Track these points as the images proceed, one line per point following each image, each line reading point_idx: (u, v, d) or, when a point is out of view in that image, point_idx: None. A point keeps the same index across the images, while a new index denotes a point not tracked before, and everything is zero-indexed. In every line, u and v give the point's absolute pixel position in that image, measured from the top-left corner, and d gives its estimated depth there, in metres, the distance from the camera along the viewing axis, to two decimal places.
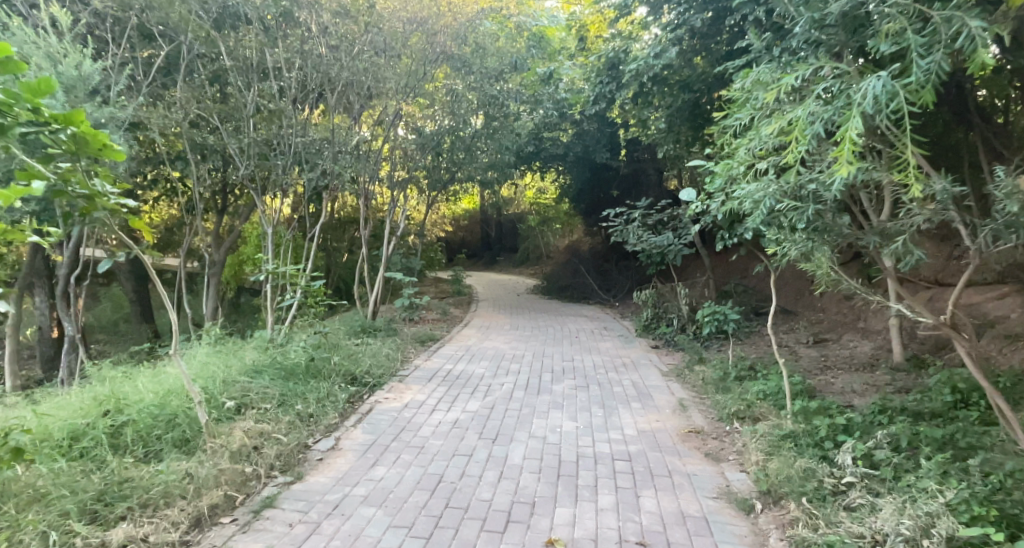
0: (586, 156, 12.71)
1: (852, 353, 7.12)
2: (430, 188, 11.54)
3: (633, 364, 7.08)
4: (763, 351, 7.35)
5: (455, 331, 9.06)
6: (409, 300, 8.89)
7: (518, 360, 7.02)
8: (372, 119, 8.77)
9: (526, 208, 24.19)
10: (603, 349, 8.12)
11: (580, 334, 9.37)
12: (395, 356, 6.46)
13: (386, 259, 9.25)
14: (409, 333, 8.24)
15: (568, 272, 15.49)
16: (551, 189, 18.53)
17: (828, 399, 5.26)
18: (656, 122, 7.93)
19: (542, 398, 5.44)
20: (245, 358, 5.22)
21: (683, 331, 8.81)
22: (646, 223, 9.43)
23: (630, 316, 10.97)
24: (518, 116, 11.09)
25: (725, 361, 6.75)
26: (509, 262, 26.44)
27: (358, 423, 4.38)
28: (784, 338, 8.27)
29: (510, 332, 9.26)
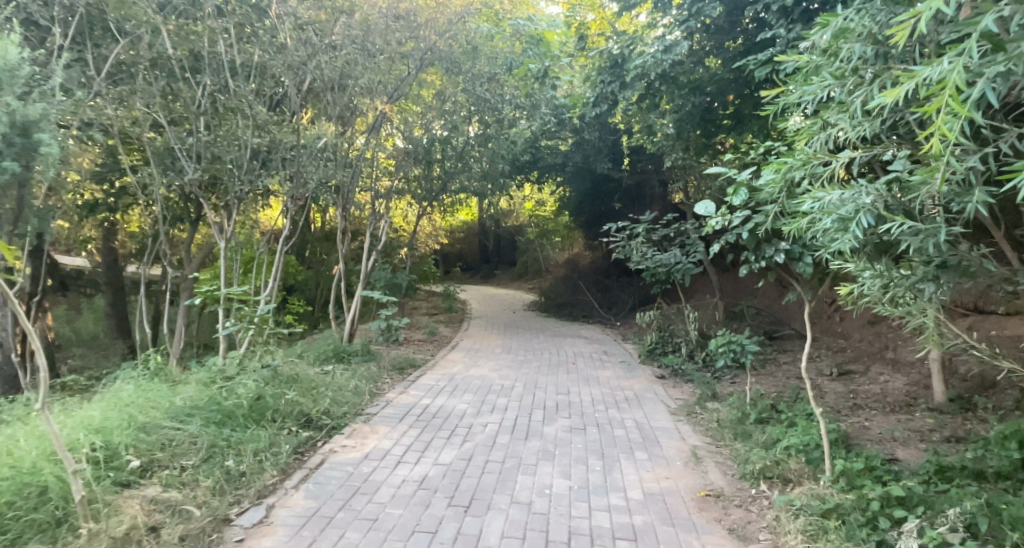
0: (587, 166, 12.02)
1: (884, 389, 6.35)
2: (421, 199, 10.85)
3: (637, 399, 6.28)
4: (783, 386, 6.57)
5: (441, 356, 8.27)
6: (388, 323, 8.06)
7: (507, 393, 6.22)
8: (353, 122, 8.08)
9: (524, 221, 23.47)
10: (603, 378, 7.33)
11: (578, 359, 8.58)
12: (364, 390, 5.67)
13: (367, 276, 8.49)
14: (388, 358, 7.46)
15: (566, 288, 14.73)
16: (549, 200, 17.83)
17: (868, 451, 4.47)
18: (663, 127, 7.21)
19: (530, 446, 4.63)
20: (181, 395, 4.43)
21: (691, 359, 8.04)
22: (651, 239, 8.70)
23: (633, 339, 10.19)
24: (514, 122, 10.43)
25: (740, 398, 5.95)
26: (507, 276, 25.67)
27: (301, 485, 3.58)
28: (804, 368, 7.49)
29: (501, 357, 8.46)
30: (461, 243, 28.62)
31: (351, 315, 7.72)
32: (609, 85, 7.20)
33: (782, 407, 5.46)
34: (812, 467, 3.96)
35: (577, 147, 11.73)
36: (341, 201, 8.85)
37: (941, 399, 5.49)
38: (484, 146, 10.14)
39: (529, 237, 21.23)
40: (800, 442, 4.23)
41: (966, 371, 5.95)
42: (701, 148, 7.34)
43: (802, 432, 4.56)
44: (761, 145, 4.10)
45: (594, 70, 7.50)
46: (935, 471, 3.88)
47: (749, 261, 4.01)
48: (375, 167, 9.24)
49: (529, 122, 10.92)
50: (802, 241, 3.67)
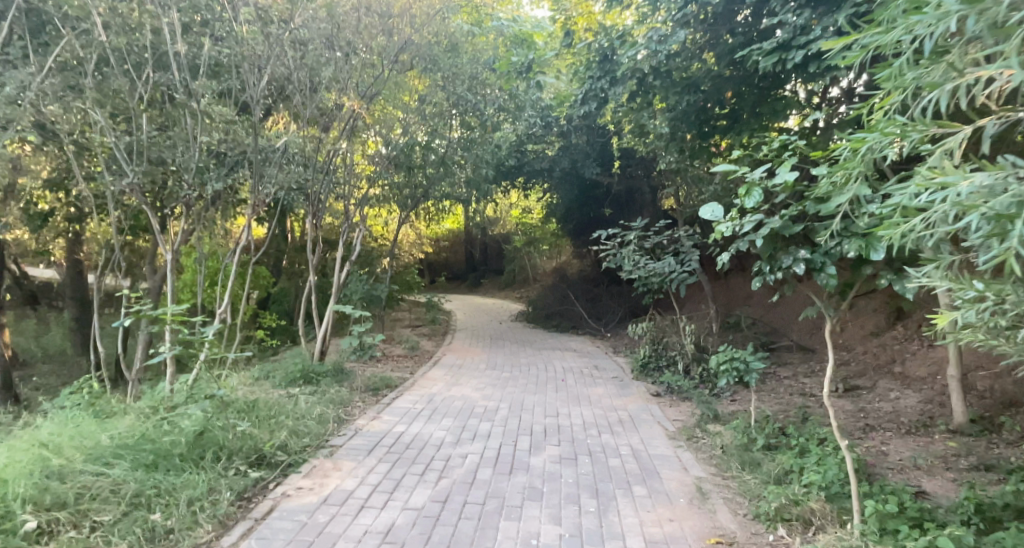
0: (575, 172, 11.56)
1: (896, 408, 5.91)
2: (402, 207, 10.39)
3: (632, 421, 5.76)
4: (788, 406, 6.11)
5: (419, 373, 7.70)
6: (360, 341, 7.42)
7: (490, 417, 5.66)
8: (325, 124, 7.59)
9: (511, 228, 22.97)
10: (594, 397, 6.80)
11: (567, 375, 8.07)
12: (330, 415, 5.11)
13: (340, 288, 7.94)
14: (362, 377, 6.90)
15: (555, 298, 14.22)
16: (537, 208, 17.35)
17: (892, 483, 4.00)
18: (656, 126, 6.78)
19: (515, 482, 4.09)
20: (114, 430, 3.87)
21: (687, 375, 7.55)
22: (643, 247, 8.21)
23: (625, 352, 9.70)
24: (498, 126, 9.97)
25: (744, 420, 5.46)
26: (495, 285, 25.10)
27: (241, 541, 3.02)
28: (808, 385, 7.05)
29: (485, 374, 7.89)
30: (448, 252, 28.07)
31: (323, 331, 7.13)
32: (597, 81, 6.76)
33: (791, 430, 4.97)
34: (835, 508, 3.47)
35: (565, 153, 11.28)
36: (311, 209, 8.31)
37: (963, 420, 5.04)
38: (468, 151, 9.68)
39: (517, 246, 20.73)
40: (821, 477, 3.73)
41: (985, 387, 5.53)
42: (696, 151, 6.90)
43: (820, 465, 4.06)
44: (773, 139, 3.60)
45: (583, 65, 7.07)
46: (976, 511, 3.38)
47: (759, 271, 3.52)
48: (350, 170, 8.72)
49: (513, 126, 10.46)
50: (823, 249, 3.18)
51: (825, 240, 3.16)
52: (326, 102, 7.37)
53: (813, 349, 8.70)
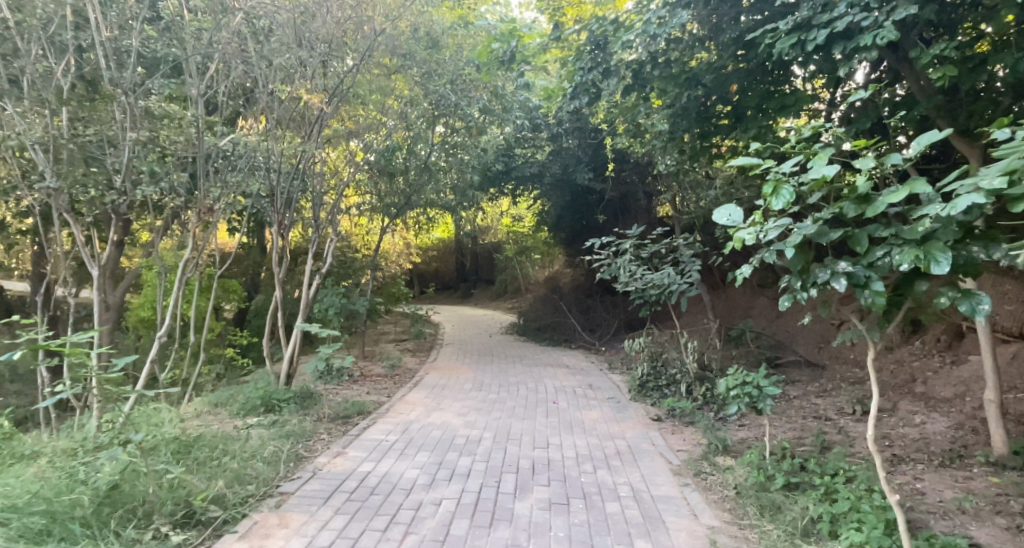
0: (566, 177, 11.01)
1: (924, 434, 5.33)
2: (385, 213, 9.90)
3: (631, 453, 5.13)
4: (804, 434, 5.52)
5: (398, 397, 7.06)
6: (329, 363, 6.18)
7: (470, 451, 5.02)
8: (296, 125, 7.08)
9: (501, 237, 22.40)
10: (588, 423, 6.16)
11: (559, 396, 7.44)
12: (285, 453, 4.47)
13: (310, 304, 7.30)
14: (333, 403, 6.26)
15: (547, 309, 13.61)
16: (527, 215, 16.79)
17: (939, 534, 3.40)
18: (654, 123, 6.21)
19: (495, 538, 3.45)
20: (8, 484, 3.21)
21: (689, 396, 6.95)
22: (640, 256, 7.61)
23: (621, 368, 9.10)
24: (484, 129, 9.41)
25: (756, 452, 4.87)
26: (485, 295, 24.47)
27: None
28: (822, 408, 6.46)
29: (470, 397, 7.24)
30: (438, 261, 27.46)
31: (290, 353, 6.51)
32: (589, 73, 6.14)
33: (812, 466, 4.38)
34: None
35: (554, 157, 10.74)
36: (281, 217, 7.70)
37: (1004, 451, 4.47)
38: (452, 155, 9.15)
39: (508, 255, 20.16)
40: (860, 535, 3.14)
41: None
42: (696, 151, 6.36)
43: (853, 517, 3.46)
44: (806, 127, 3.01)
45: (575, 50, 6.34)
46: None
47: (785, 287, 2.91)
48: (323, 175, 8.14)
49: (500, 129, 9.92)
50: (867, 260, 2.56)
51: (868, 250, 2.55)
52: (295, 101, 6.81)
53: (822, 365, 8.17)
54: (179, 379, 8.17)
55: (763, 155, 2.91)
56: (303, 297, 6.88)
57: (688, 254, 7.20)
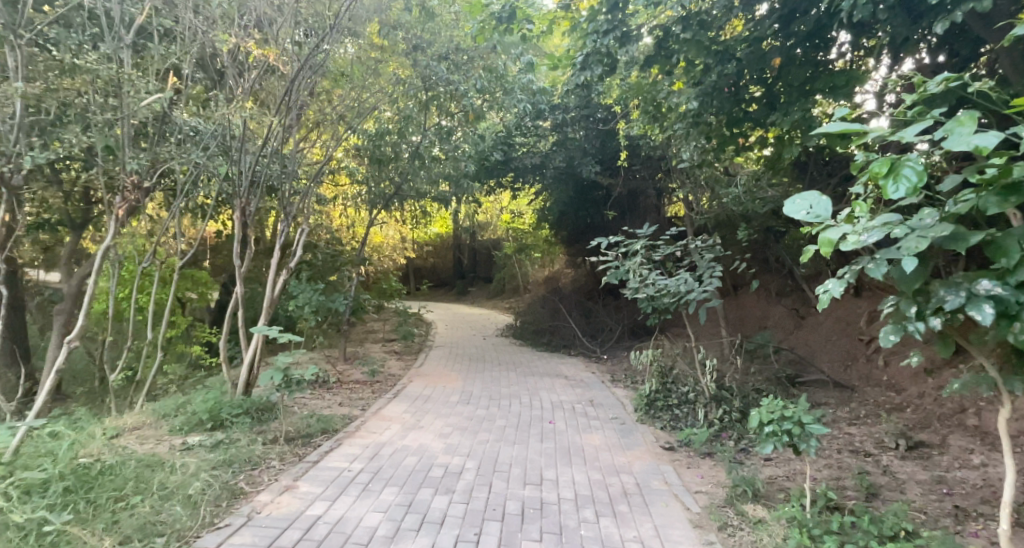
0: (570, 171, 10.26)
1: (987, 478, 4.52)
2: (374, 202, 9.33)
3: (642, 496, 4.30)
4: (841, 476, 4.73)
5: (374, 410, 6.25)
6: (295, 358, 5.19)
7: (449, 487, 4.18)
8: (272, 98, 6.54)
9: (501, 233, 21.65)
10: (590, 450, 5.33)
11: (555, 413, 6.61)
12: (218, 487, 3.67)
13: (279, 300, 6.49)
14: (295, 417, 5.45)
15: (545, 312, 12.80)
16: (527, 211, 16.04)
17: None
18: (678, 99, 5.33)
19: None
20: None
21: (704, 419, 6.15)
22: (654, 260, 6.80)
23: (624, 382, 8.29)
24: (482, 113, 8.66)
25: (793, 500, 4.06)
26: (481, 292, 23.70)
27: None
28: (858, 440, 5.65)
29: (455, 412, 6.41)
30: (436, 256, 26.74)
31: (250, 357, 5.70)
32: (605, 38, 5.11)
33: (866, 525, 3.56)
34: None
35: (558, 147, 9.97)
36: (249, 201, 6.93)
37: None
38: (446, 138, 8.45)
39: (507, 252, 19.42)
40: None
41: None
42: (724, 140, 5.56)
43: None
44: (931, 85, 2.19)
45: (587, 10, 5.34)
46: None
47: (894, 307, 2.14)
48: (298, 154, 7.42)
49: (498, 116, 9.20)
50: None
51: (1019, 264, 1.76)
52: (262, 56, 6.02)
53: (849, 384, 7.38)
54: (133, 380, 7.33)
55: (865, 124, 2.09)
56: (267, 292, 6.08)
57: (707, 259, 6.40)
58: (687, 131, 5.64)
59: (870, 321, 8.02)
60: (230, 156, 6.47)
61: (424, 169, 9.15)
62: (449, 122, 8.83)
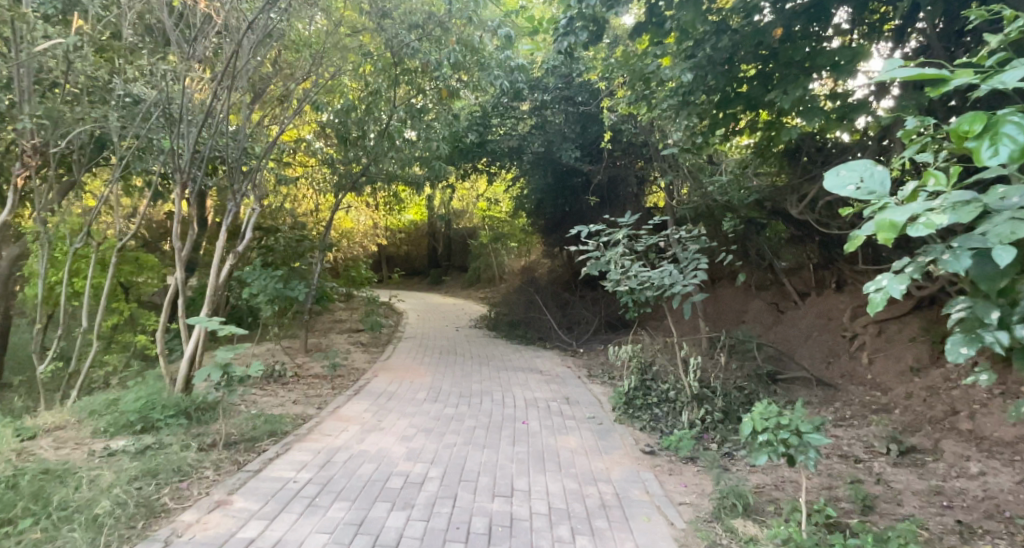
0: (548, 156, 9.82)
1: (987, 488, 4.23)
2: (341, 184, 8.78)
3: (622, 509, 3.88)
4: (833, 485, 4.39)
5: (331, 408, 5.75)
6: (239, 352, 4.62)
7: (407, 502, 3.71)
8: (222, 63, 5.93)
9: (477, 221, 21.17)
10: (565, 455, 4.91)
11: (528, 412, 6.17)
12: (133, 504, 3.17)
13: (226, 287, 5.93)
14: (241, 419, 4.93)
15: (521, 303, 12.38)
16: (504, 199, 15.58)
17: None
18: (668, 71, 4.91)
19: None
20: None
21: (685, 420, 5.78)
22: (636, 250, 6.40)
23: (601, 378, 7.91)
24: (455, 90, 8.15)
25: (786, 515, 3.69)
26: (455, 281, 23.16)
27: None
28: (847, 443, 5.33)
29: (421, 411, 5.94)
30: (410, 244, 26.10)
31: (191, 350, 5.15)
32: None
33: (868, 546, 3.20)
34: None
35: (536, 131, 9.53)
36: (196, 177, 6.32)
37: None
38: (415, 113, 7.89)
39: (483, 240, 18.95)
40: None
41: None
42: (715, 120, 5.18)
43: None
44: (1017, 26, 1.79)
45: None
46: None
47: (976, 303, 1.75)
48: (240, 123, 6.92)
49: (473, 95, 8.72)
50: None
51: None
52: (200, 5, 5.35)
53: (833, 382, 7.11)
54: (66, 372, 6.71)
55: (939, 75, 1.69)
56: (211, 277, 5.51)
57: (692, 250, 6.01)
58: (676, 109, 5.24)
59: (854, 317, 7.76)
60: (170, 125, 5.87)
61: (393, 149, 8.62)
62: (421, 99, 8.32)
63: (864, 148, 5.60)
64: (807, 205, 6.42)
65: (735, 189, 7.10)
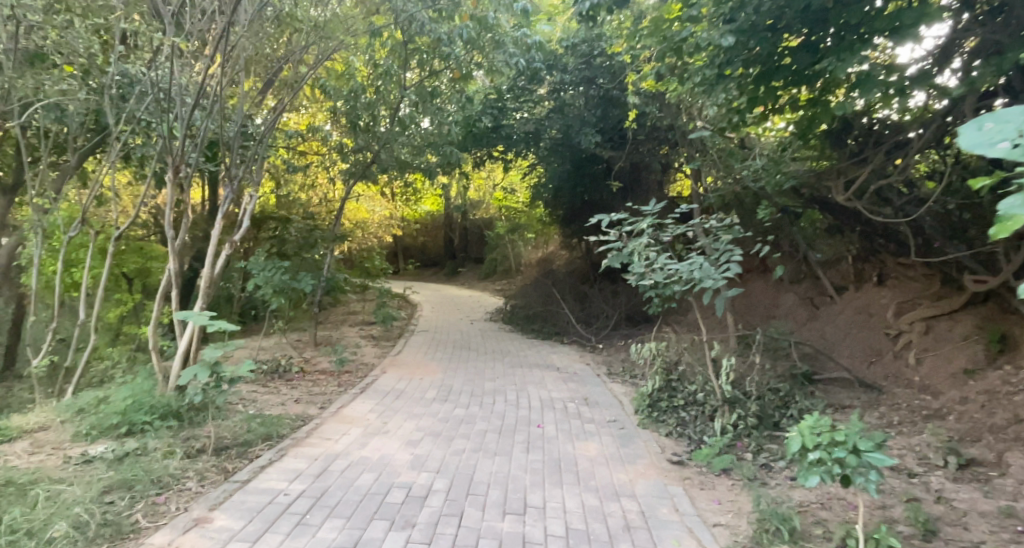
0: (567, 142, 9.36)
1: None
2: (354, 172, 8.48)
3: (648, 531, 3.44)
4: (885, 504, 3.90)
5: (334, 408, 5.41)
6: (220, 355, 4.09)
7: (408, 520, 3.31)
8: (221, 39, 5.58)
9: (494, 212, 20.78)
10: (585, 465, 4.47)
11: (545, 415, 5.75)
12: (97, 524, 2.83)
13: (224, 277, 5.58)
14: (235, 421, 4.59)
15: (538, 296, 11.96)
16: (521, 189, 15.16)
17: None
18: (705, 35, 4.42)
19: None
20: None
21: (715, 426, 5.31)
22: (665, 240, 5.91)
23: (622, 377, 7.47)
24: (468, 71, 7.73)
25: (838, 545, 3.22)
26: (472, 273, 22.78)
27: None
28: (897, 454, 4.82)
29: (430, 412, 5.56)
30: (426, 235, 25.81)
31: (184, 346, 4.82)
32: None
33: None
34: None
35: (554, 115, 9.08)
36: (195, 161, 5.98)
37: None
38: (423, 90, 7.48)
39: (500, 231, 18.58)
40: None
41: None
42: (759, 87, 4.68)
43: None
44: None
45: None
46: None
47: None
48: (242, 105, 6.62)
49: (488, 77, 8.31)
50: None
51: None
52: None
53: (875, 383, 6.58)
54: (64, 366, 6.47)
55: None
56: (207, 268, 5.17)
57: (724, 240, 5.51)
58: (715, 75, 4.74)
59: (898, 314, 7.20)
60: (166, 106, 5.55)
61: (404, 134, 8.27)
62: (433, 82, 7.94)
63: (922, 126, 5.03)
64: (853, 192, 5.87)
65: (770, 174, 6.58)
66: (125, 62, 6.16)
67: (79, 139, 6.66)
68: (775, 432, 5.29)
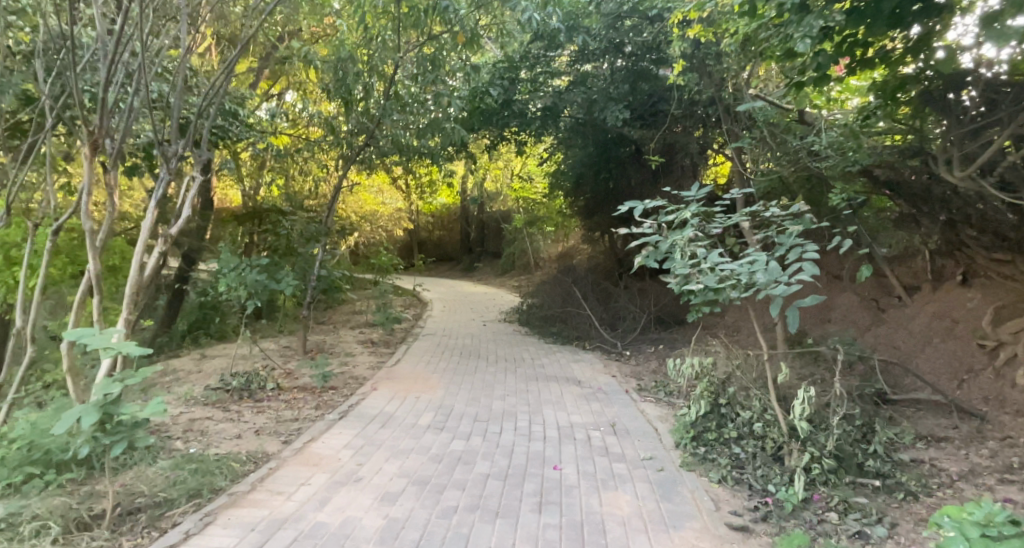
0: (590, 121, 8.24)
1: None
2: (350, 155, 7.52)
3: None
4: None
5: (301, 442, 4.35)
6: (120, 388, 2.91)
7: None
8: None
9: (511, 204, 19.68)
10: (616, 532, 3.34)
11: (562, 449, 4.64)
12: None
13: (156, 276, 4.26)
14: (163, 467, 3.57)
15: (556, 294, 10.89)
16: (539, 178, 14.08)
17: None
18: None
19: None
20: None
21: (782, 471, 4.18)
22: (714, 233, 4.70)
23: (654, 395, 6.34)
24: (478, 35, 6.63)
25: None
26: (488, 267, 21.69)
27: None
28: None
29: (420, 447, 4.46)
30: (443, 229, 24.87)
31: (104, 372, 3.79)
32: None
33: None
34: None
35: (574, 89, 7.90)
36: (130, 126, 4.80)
37: None
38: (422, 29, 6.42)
39: (517, 224, 17.61)
40: None
41: None
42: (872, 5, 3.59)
43: None
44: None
45: None
46: None
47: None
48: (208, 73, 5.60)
49: (500, 44, 7.22)
50: None
51: None
52: None
53: (975, 408, 5.34)
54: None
55: None
56: (132, 265, 3.95)
57: (792, 232, 4.29)
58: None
59: (996, 321, 5.94)
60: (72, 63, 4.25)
61: (401, 111, 7.23)
62: (432, 48, 6.85)
63: None
64: (968, 169, 4.59)
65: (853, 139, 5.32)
66: (61, 22, 5.14)
67: (18, 116, 5.68)
68: (861, 479, 4.12)
